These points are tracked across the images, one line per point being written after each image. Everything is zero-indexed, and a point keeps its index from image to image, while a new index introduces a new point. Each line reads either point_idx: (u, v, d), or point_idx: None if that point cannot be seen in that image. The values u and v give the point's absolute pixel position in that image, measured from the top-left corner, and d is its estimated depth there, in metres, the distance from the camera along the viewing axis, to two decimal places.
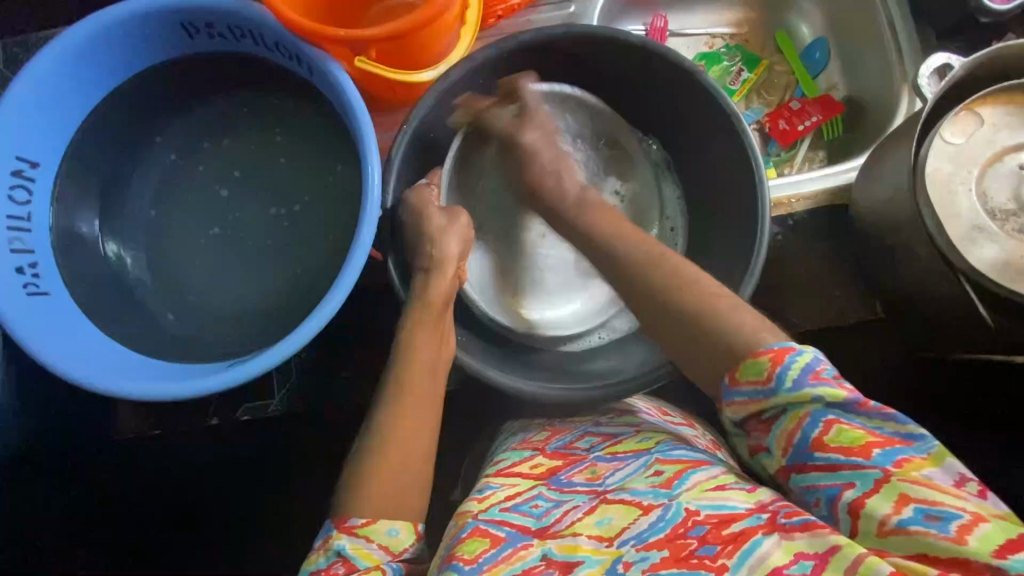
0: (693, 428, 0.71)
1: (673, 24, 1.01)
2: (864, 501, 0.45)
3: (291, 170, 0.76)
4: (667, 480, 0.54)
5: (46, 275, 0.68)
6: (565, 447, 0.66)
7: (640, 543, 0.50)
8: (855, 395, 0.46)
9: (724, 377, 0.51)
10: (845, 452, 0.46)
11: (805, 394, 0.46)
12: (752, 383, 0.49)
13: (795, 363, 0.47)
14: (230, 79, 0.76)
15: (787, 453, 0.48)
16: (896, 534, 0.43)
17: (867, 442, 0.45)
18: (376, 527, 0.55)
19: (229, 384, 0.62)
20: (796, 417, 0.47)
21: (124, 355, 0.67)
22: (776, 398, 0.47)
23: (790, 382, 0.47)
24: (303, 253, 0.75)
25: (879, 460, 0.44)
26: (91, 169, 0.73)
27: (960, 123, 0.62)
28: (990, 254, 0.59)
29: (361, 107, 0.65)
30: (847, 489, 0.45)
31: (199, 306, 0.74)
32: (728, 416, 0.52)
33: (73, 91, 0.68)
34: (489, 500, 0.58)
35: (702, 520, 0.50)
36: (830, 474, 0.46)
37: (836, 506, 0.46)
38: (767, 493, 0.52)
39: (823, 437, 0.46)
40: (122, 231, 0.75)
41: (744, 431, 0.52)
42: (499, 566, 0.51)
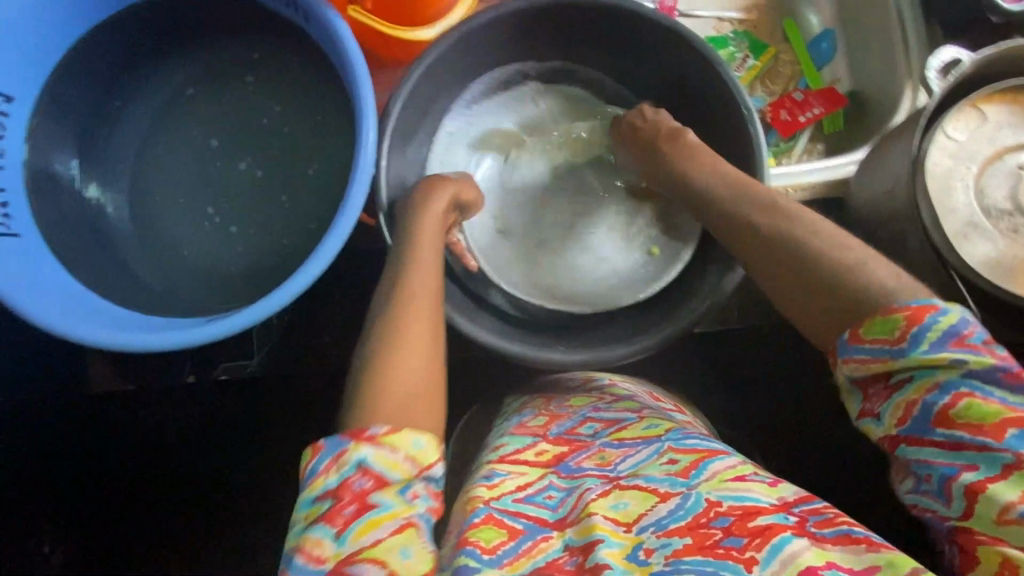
0: (684, 413, 0.72)
1: (682, 5, 0.99)
2: (985, 485, 0.41)
3: (282, 124, 0.73)
4: (684, 469, 0.54)
5: (17, 216, 0.64)
6: (568, 432, 0.66)
7: (660, 530, 0.50)
8: (1006, 364, 0.42)
9: (844, 333, 0.48)
10: (972, 431, 0.42)
11: (942, 358, 0.43)
12: (879, 342, 0.45)
13: (936, 324, 0.43)
14: (221, 22, 0.72)
15: (902, 424, 0.45)
16: (1019, 525, 0.40)
17: (1002, 419, 0.41)
18: (401, 436, 0.46)
19: (210, 338, 0.60)
20: (923, 388, 0.44)
21: (99, 306, 0.64)
22: (906, 360, 0.44)
23: (926, 345, 0.43)
24: (292, 211, 0.72)
25: (1012, 443, 0.41)
26: (69, 107, 0.69)
27: (963, 118, 0.62)
28: (982, 250, 0.59)
29: (359, 58, 0.63)
30: (966, 471, 0.42)
31: (179, 260, 0.72)
32: (845, 373, 0.48)
33: (54, 23, 0.64)
34: (500, 488, 0.57)
35: (725, 512, 0.49)
36: (949, 453, 0.43)
37: (949, 487, 0.43)
38: (788, 488, 0.52)
39: (949, 412, 0.43)
40: (99, 177, 0.72)
41: (859, 388, 0.48)
42: (520, 560, 0.50)
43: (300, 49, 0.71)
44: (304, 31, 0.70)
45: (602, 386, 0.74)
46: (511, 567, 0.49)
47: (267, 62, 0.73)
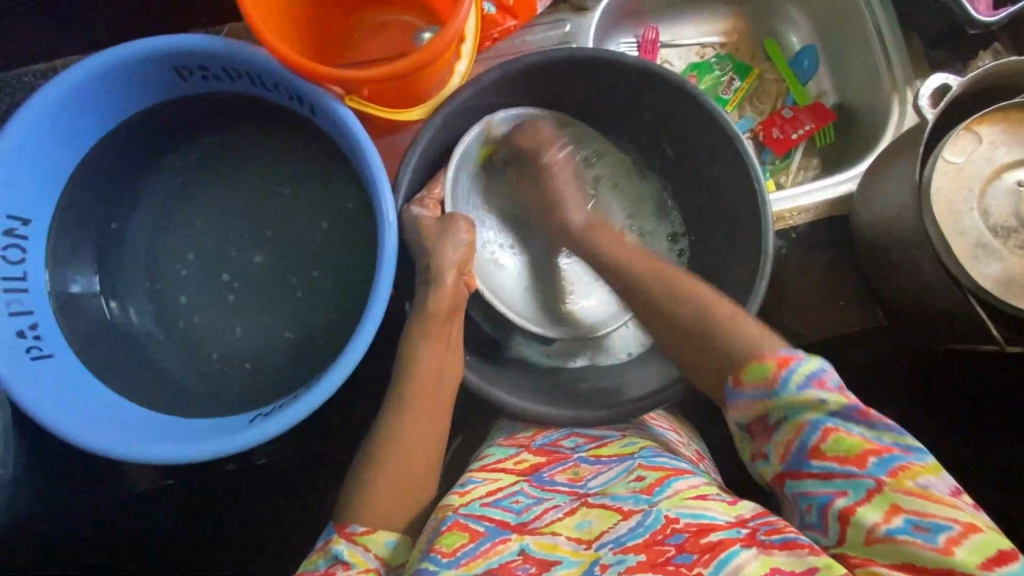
0: (680, 436, 0.74)
1: (664, 35, 1.01)
2: (854, 509, 0.46)
3: (295, 209, 0.74)
4: (648, 486, 0.56)
5: (48, 336, 0.65)
6: (551, 444, 0.67)
7: (617, 547, 0.51)
8: (855, 403, 0.49)
9: (730, 379, 0.55)
10: (841, 461, 0.48)
11: (808, 397, 0.49)
12: (757, 386, 0.52)
13: (800, 369, 0.51)
14: (225, 116, 0.73)
15: (784, 460, 0.51)
16: (883, 543, 0.45)
17: (862, 450, 0.47)
18: (376, 537, 0.57)
19: (256, 440, 0.61)
20: (796, 426, 0.50)
21: (136, 416, 0.65)
22: (778, 399, 0.51)
23: (793, 385, 0.50)
24: (315, 293, 0.74)
25: (873, 469, 0.47)
26: (85, 217, 0.70)
27: (960, 141, 0.64)
28: (993, 270, 0.61)
29: (368, 144, 0.64)
30: (839, 497, 0.47)
31: (207, 356, 0.73)
32: (734, 420, 0.55)
33: (65, 143, 0.65)
34: (470, 494, 0.57)
35: (680, 529, 0.51)
36: (823, 482, 0.48)
37: (825, 514, 0.48)
38: (746, 505, 0.53)
39: (820, 446, 0.49)
40: (120, 283, 0.72)
41: (748, 435, 0.55)
42: (476, 561, 0.50)
43: (307, 134, 0.73)
44: (310, 120, 0.71)
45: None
46: (466, 567, 0.50)
47: (274, 150, 0.74)
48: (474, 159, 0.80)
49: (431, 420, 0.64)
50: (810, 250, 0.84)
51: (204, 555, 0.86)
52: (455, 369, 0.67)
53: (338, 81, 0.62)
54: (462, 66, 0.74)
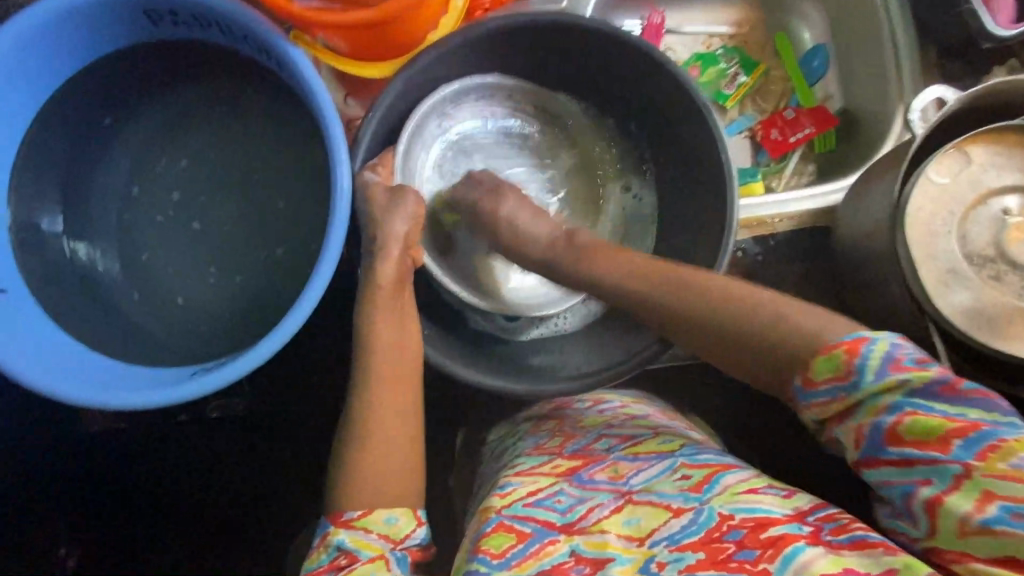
0: (693, 429, 0.71)
1: (670, 21, 0.97)
2: (943, 498, 0.42)
3: (263, 168, 0.73)
4: (697, 484, 0.55)
5: (4, 272, 0.65)
6: (584, 449, 0.64)
7: (673, 544, 0.51)
8: (939, 380, 0.43)
9: (797, 379, 0.48)
10: (922, 445, 0.43)
11: (884, 383, 0.44)
12: (831, 382, 0.46)
13: (873, 352, 0.44)
14: (197, 65, 0.72)
15: (858, 448, 0.46)
16: (978, 536, 0.41)
17: (946, 432, 0.42)
18: (373, 517, 0.56)
19: (193, 395, 0.61)
20: (872, 411, 0.45)
21: (86, 358, 0.65)
22: (859, 393, 0.45)
23: (870, 372, 0.44)
24: (276, 252, 0.73)
25: (960, 453, 0.42)
26: (53, 157, 0.70)
27: (946, 162, 0.60)
28: (962, 300, 0.59)
29: (330, 105, 0.62)
30: (924, 486, 0.43)
31: (165, 305, 0.73)
32: (806, 417, 0.49)
33: (29, 78, 0.64)
34: (511, 496, 0.59)
35: (737, 524, 0.50)
36: (905, 470, 0.44)
37: (912, 504, 0.44)
38: (801, 498, 0.52)
39: (899, 432, 0.44)
40: (84, 228, 0.72)
41: (817, 425, 0.49)
42: (527, 562, 0.53)
43: (279, 91, 0.71)
44: (279, 76, 0.70)
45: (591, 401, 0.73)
46: (517, 568, 0.53)
47: (244, 104, 0.73)
48: (428, 132, 0.78)
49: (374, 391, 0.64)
50: (789, 260, 0.81)
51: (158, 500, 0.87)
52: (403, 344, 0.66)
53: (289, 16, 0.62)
54: (437, 35, 0.72)
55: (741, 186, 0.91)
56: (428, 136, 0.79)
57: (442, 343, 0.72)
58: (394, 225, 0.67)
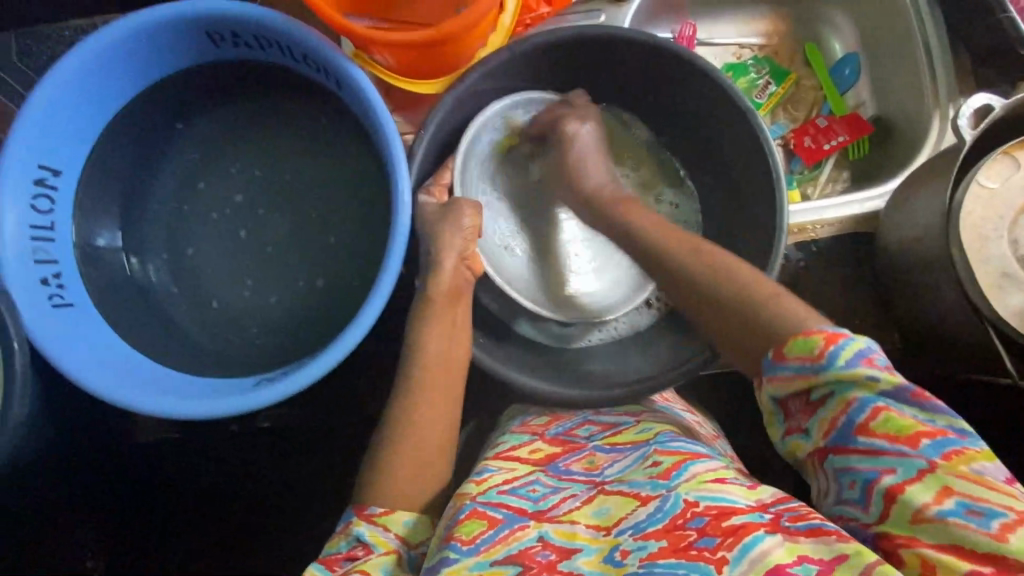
0: (692, 415, 0.74)
1: (701, 33, 0.99)
2: (903, 487, 0.45)
3: (314, 182, 0.75)
4: (666, 471, 0.56)
5: (70, 285, 0.67)
6: (565, 434, 0.68)
7: (637, 534, 0.52)
8: (909, 384, 0.46)
9: (770, 352, 0.52)
10: (890, 439, 0.46)
11: (857, 374, 0.47)
12: (800, 360, 0.49)
13: (849, 346, 0.48)
14: (251, 83, 0.74)
15: (828, 435, 0.49)
16: (931, 523, 0.44)
17: (915, 431, 0.45)
18: (394, 517, 0.60)
19: (256, 405, 0.62)
20: (843, 402, 0.48)
21: (150, 369, 0.67)
22: (826, 376, 0.48)
23: (843, 362, 0.47)
24: (328, 264, 0.75)
25: (926, 451, 0.45)
26: (113, 173, 0.72)
27: (996, 167, 0.62)
28: (1017, 304, 0.59)
29: (390, 122, 0.64)
30: (886, 475, 0.46)
31: (220, 316, 0.75)
32: (770, 394, 0.53)
33: (96, 99, 0.66)
34: (486, 483, 0.59)
35: (702, 512, 0.51)
36: (869, 457, 0.47)
37: (870, 491, 0.47)
38: (766, 491, 0.54)
39: (869, 423, 0.47)
40: (143, 241, 0.74)
41: (783, 411, 0.52)
42: (496, 547, 0.53)
43: (330, 108, 0.73)
44: (335, 94, 0.72)
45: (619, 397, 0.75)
46: (487, 553, 0.53)
47: (297, 121, 0.75)
48: (479, 148, 0.79)
49: (431, 399, 0.65)
50: (829, 266, 0.82)
51: (206, 510, 0.89)
52: (457, 353, 0.67)
53: (348, 34, 0.63)
54: (484, 53, 0.74)
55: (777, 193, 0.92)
56: (478, 152, 0.79)
57: (492, 351, 0.73)
58: (445, 236, 0.69)
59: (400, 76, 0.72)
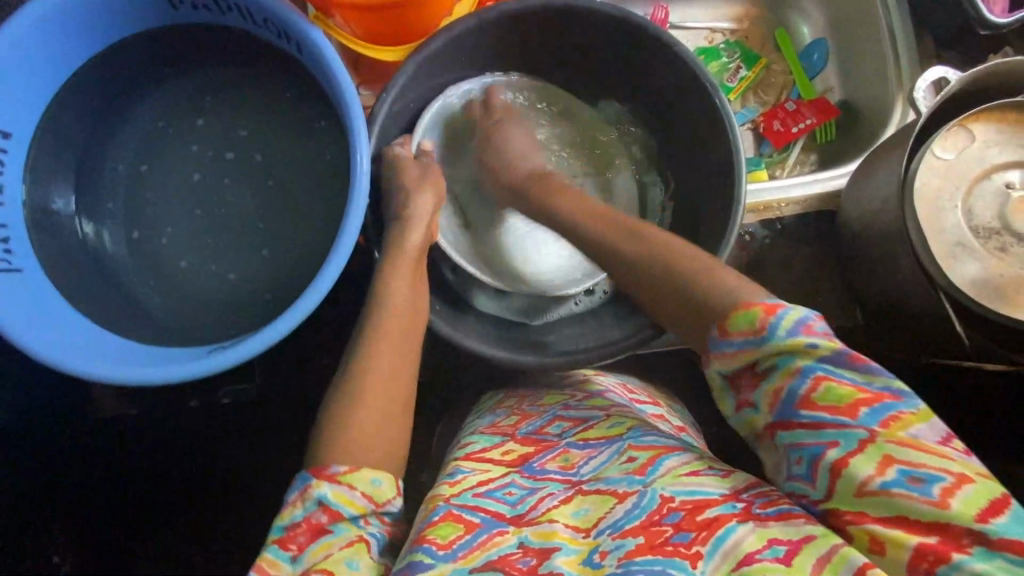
0: (659, 409, 0.71)
1: (674, 17, 0.99)
2: (847, 460, 0.44)
3: (277, 151, 0.74)
4: (641, 467, 0.54)
5: (19, 251, 0.65)
6: (536, 432, 0.64)
7: (616, 532, 0.50)
8: (847, 351, 0.46)
9: (713, 329, 0.51)
10: (832, 410, 0.45)
11: (798, 342, 0.47)
12: (743, 333, 0.49)
13: (787, 317, 0.48)
14: (212, 51, 0.73)
15: (772, 410, 0.49)
16: (872, 496, 0.44)
17: (854, 400, 0.45)
18: (359, 476, 0.52)
19: (212, 370, 0.61)
20: (787, 373, 0.47)
21: (103, 339, 0.65)
22: (768, 347, 0.48)
23: (783, 331, 0.47)
24: (290, 235, 0.74)
25: (865, 420, 0.44)
26: (69, 139, 0.70)
27: (951, 138, 0.63)
28: (971, 271, 0.60)
29: (352, 89, 0.63)
30: (830, 449, 0.45)
31: (176, 288, 0.73)
32: (716, 370, 0.52)
33: (51, 59, 0.65)
34: (461, 485, 0.57)
35: (677, 507, 0.50)
36: (815, 432, 0.46)
37: (816, 466, 0.46)
38: (738, 479, 0.53)
39: (811, 395, 0.46)
40: (101, 207, 0.73)
41: (732, 386, 0.52)
42: (474, 553, 0.50)
43: (293, 76, 0.72)
44: (298, 61, 0.71)
45: (574, 380, 0.73)
46: (465, 560, 0.50)
47: (260, 90, 0.74)
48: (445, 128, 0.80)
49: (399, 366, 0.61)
50: (796, 244, 0.83)
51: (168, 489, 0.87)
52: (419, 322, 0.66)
53: None
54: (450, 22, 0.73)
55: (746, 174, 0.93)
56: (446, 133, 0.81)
57: (457, 322, 0.72)
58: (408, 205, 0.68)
59: (363, 43, 0.71)
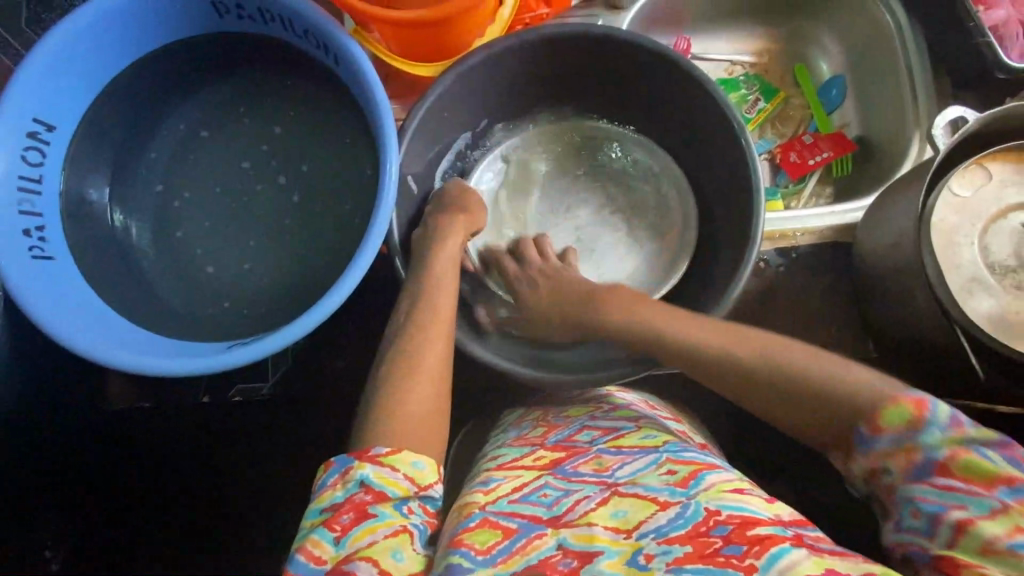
0: (681, 424, 0.70)
1: (696, 48, 1.01)
2: (974, 520, 0.43)
3: (307, 157, 0.76)
4: (682, 479, 0.53)
5: (52, 240, 0.67)
6: (566, 440, 0.64)
7: (660, 537, 0.48)
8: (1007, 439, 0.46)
9: (863, 427, 0.50)
10: (968, 481, 0.45)
11: (962, 435, 0.46)
12: (898, 430, 0.48)
13: (940, 412, 0.47)
14: (250, 58, 0.76)
15: (904, 474, 0.47)
16: (998, 558, 0.42)
17: (996, 475, 0.44)
18: (401, 457, 0.51)
19: (232, 365, 0.62)
20: (953, 445, 0.46)
21: (128, 329, 0.67)
22: (929, 439, 0.47)
23: (941, 423, 0.47)
24: (314, 240, 0.75)
25: (1001, 493, 0.44)
26: (109, 135, 0.73)
27: (969, 175, 0.64)
28: (985, 307, 0.61)
29: (384, 100, 0.66)
30: (957, 509, 0.44)
31: (200, 284, 0.74)
32: (855, 471, 0.51)
33: (98, 59, 0.68)
34: (495, 493, 0.56)
35: (724, 520, 0.48)
36: (940, 492, 0.45)
37: (936, 523, 0.45)
38: (783, 508, 0.50)
39: (948, 463, 0.46)
40: (132, 202, 0.75)
41: (869, 485, 0.51)
42: (513, 558, 0.49)
43: (328, 86, 0.75)
44: (333, 72, 0.73)
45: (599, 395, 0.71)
46: (505, 565, 0.48)
47: (295, 97, 0.76)
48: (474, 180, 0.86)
49: None
50: (812, 273, 0.83)
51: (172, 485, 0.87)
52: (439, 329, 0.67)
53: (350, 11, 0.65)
54: (482, 41, 0.76)
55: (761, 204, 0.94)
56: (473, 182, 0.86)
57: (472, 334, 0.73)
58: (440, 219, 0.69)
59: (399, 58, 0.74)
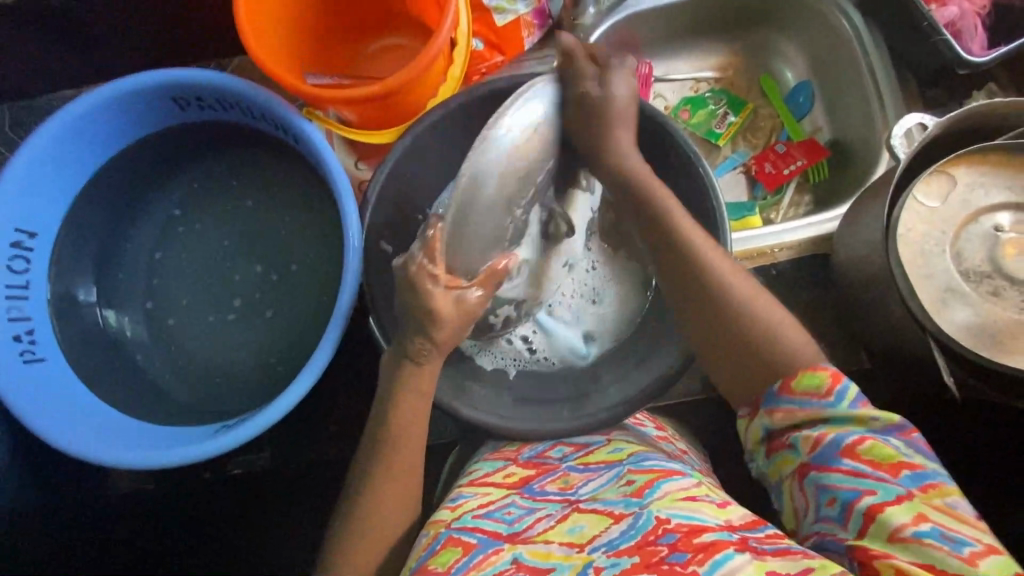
0: (666, 433, 0.71)
1: (659, 70, 1.01)
2: (882, 507, 0.46)
3: (277, 229, 0.78)
4: (639, 489, 0.54)
5: (43, 342, 0.70)
6: (538, 456, 0.65)
7: (611, 550, 0.49)
8: (903, 423, 0.49)
9: (777, 384, 0.54)
10: (873, 464, 0.48)
11: (861, 416, 0.50)
12: (870, 462, 0.48)
13: (852, 388, 0.51)
14: (216, 141, 0.78)
15: (814, 451, 0.50)
16: (908, 543, 0.44)
17: (897, 460, 0.47)
18: None
19: (217, 451, 0.63)
20: (863, 428, 0.49)
21: (120, 423, 0.69)
22: (836, 412, 0.50)
23: (848, 401, 0.50)
24: (293, 311, 0.77)
25: (904, 480, 0.47)
26: (89, 233, 0.76)
27: (934, 183, 0.63)
28: (962, 317, 0.59)
29: (341, 173, 0.67)
30: (867, 495, 0.47)
31: (188, 366, 0.76)
32: (763, 423, 0.55)
33: (74, 160, 0.71)
34: (462, 507, 0.57)
35: (673, 528, 0.49)
36: (852, 478, 0.48)
37: (850, 509, 0.47)
38: (735, 511, 0.51)
39: (856, 447, 0.49)
40: (117, 295, 0.77)
41: (767, 443, 0.55)
42: (470, 573, 0.49)
43: (292, 160, 0.77)
44: (294, 148, 0.75)
45: None
46: None
47: (261, 173, 0.78)
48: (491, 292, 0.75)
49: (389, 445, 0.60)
50: (795, 288, 0.82)
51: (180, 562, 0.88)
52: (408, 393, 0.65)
53: (301, 94, 0.66)
54: (438, 100, 0.78)
55: (739, 220, 0.93)
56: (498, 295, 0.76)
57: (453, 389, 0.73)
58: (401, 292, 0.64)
59: (354, 130, 0.76)
